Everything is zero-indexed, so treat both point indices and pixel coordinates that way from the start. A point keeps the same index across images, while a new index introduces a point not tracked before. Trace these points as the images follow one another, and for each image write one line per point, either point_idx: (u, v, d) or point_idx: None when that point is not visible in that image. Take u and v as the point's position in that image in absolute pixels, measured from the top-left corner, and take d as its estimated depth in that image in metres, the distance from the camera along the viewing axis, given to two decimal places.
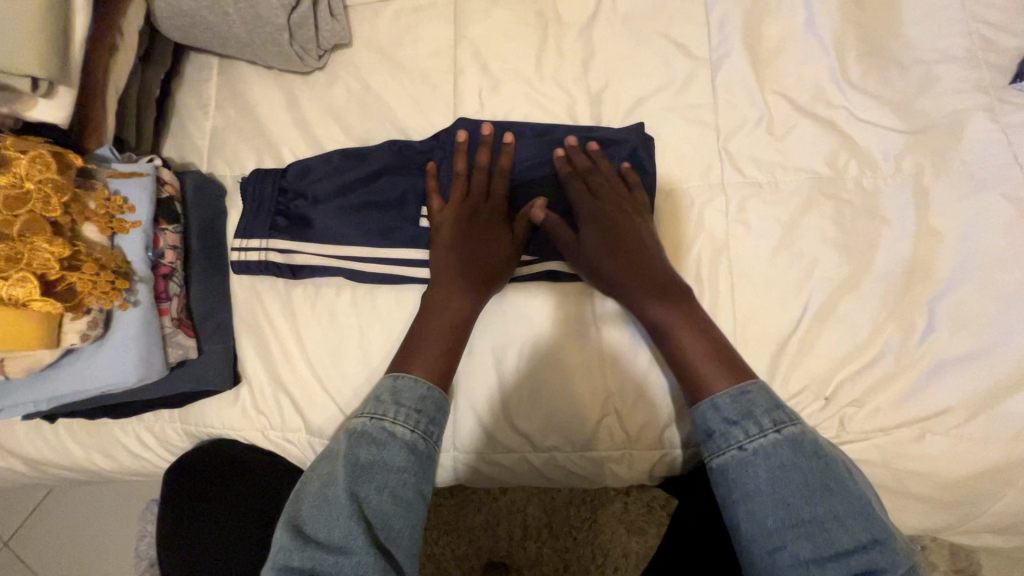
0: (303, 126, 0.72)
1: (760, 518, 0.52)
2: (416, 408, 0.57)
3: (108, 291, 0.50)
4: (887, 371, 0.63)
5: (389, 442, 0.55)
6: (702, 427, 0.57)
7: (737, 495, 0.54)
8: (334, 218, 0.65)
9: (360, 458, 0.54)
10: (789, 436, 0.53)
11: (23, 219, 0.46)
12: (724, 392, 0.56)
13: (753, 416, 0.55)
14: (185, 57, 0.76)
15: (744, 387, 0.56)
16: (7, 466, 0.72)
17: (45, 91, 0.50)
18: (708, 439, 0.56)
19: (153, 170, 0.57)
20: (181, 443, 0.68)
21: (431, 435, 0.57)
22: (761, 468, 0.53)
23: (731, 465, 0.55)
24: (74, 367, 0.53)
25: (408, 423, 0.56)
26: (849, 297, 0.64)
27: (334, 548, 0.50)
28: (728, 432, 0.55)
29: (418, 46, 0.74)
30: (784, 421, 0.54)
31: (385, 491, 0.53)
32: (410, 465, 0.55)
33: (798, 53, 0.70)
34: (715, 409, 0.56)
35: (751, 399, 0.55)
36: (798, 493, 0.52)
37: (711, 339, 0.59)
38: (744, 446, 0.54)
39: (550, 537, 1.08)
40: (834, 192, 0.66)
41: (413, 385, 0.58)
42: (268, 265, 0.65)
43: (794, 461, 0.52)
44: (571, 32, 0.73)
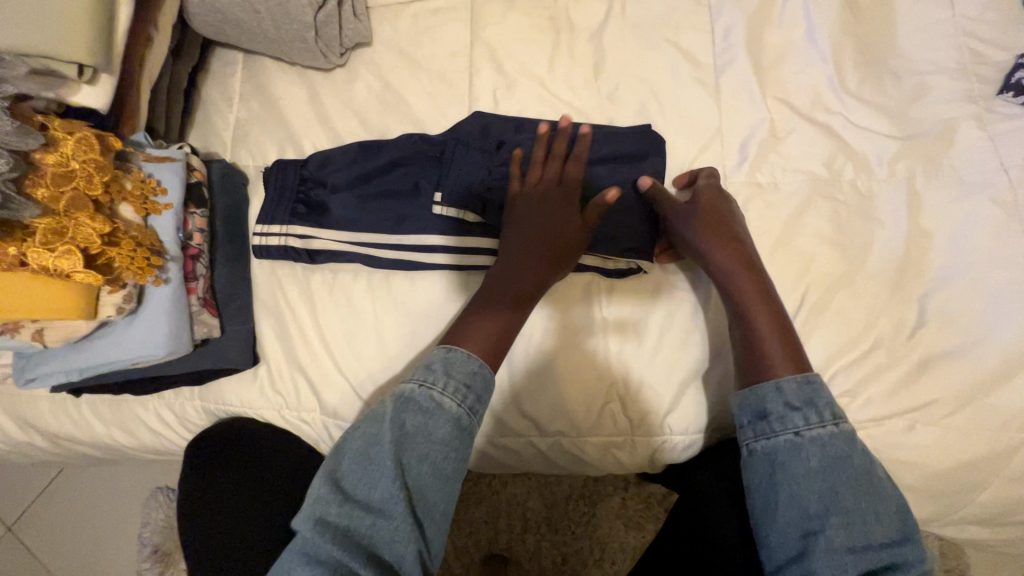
0: (324, 120, 0.75)
1: (804, 504, 0.54)
2: (465, 383, 0.58)
3: (143, 267, 0.53)
4: (879, 364, 0.66)
5: (436, 414, 0.55)
6: (759, 408, 0.59)
7: (781, 478, 0.56)
8: (349, 206, 0.68)
9: (406, 424, 0.55)
10: (845, 430, 0.56)
11: (68, 195, 0.49)
12: (790, 379, 0.58)
13: (815, 405, 0.57)
14: (213, 52, 0.79)
15: (809, 377, 0.58)
16: (28, 441, 0.74)
17: (89, 77, 0.52)
18: (763, 421, 0.58)
19: (184, 156, 0.60)
20: (200, 420, 0.71)
21: (476, 413, 0.57)
22: (814, 456, 0.55)
23: (783, 448, 0.56)
24: (108, 339, 0.55)
25: (456, 397, 0.56)
26: (845, 293, 0.67)
27: (371, 508, 0.53)
28: (787, 417, 0.57)
29: (436, 46, 0.77)
30: (842, 416, 0.57)
31: (425, 462, 0.54)
32: (453, 440, 0.55)
33: (799, 62, 0.73)
34: (779, 392, 0.58)
35: (816, 389, 0.58)
36: (846, 484, 0.54)
37: (786, 334, 0.61)
38: (801, 432, 0.56)
39: (549, 530, 1.10)
40: (830, 194, 0.70)
41: (463, 360, 0.58)
42: (287, 250, 0.68)
43: (846, 454, 0.55)
44: (583, 37, 0.77)
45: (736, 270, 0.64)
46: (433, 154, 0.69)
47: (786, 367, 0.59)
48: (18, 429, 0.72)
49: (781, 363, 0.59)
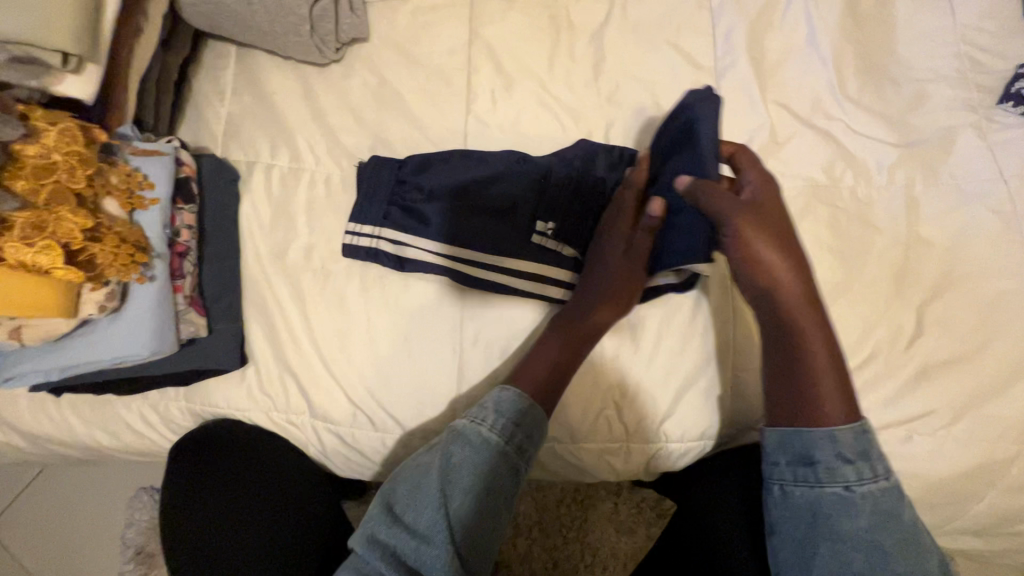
0: (318, 116, 0.74)
1: (847, 559, 0.54)
2: (515, 421, 0.58)
3: (127, 265, 0.51)
4: (876, 373, 0.65)
5: (483, 449, 0.56)
6: (807, 455, 0.56)
7: (824, 532, 0.55)
8: (446, 219, 0.67)
9: (454, 457, 0.56)
10: (895, 487, 0.55)
11: (49, 188, 0.47)
12: (846, 429, 0.55)
13: (869, 459, 0.55)
14: (204, 44, 0.77)
15: (863, 425, 0.56)
16: (5, 441, 0.71)
17: (74, 66, 0.50)
18: (812, 469, 0.56)
19: (173, 150, 0.59)
20: (184, 422, 0.69)
21: (522, 451, 0.58)
22: (862, 512, 0.55)
23: (830, 500, 0.56)
24: (90, 338, 0.54)
25: (504, 433, 0.58)
26: (843, 300, 0.66)
27: (417, 535, 0.53)
28: (838, 469, 0.55)
29: (433, 43, 0.76)
30: (893, 470, 0.56)
31: (468, 495, 0.55)
32: (497, 476, 0.56)
33: (800, 67, 0.73)
34: (832, 441, 0.55)
35: (869, 441, 0.56)
36: (892, 542, 0.54)
37: (840, 371, 0.57)
38: (852, 486, 0.55)
39: (540, 534, 1.09)
40: (830, 200, 0.69)
41: (513, 398, 0.59)
42: (376, 253, 0.67)
43: (894, 511, 0.55)
44: (582, 37, 0.76)
45: (788, 294, 0.56)
46: (440, 156, 0.69)
47: (838, 409, 0.56)
48: None
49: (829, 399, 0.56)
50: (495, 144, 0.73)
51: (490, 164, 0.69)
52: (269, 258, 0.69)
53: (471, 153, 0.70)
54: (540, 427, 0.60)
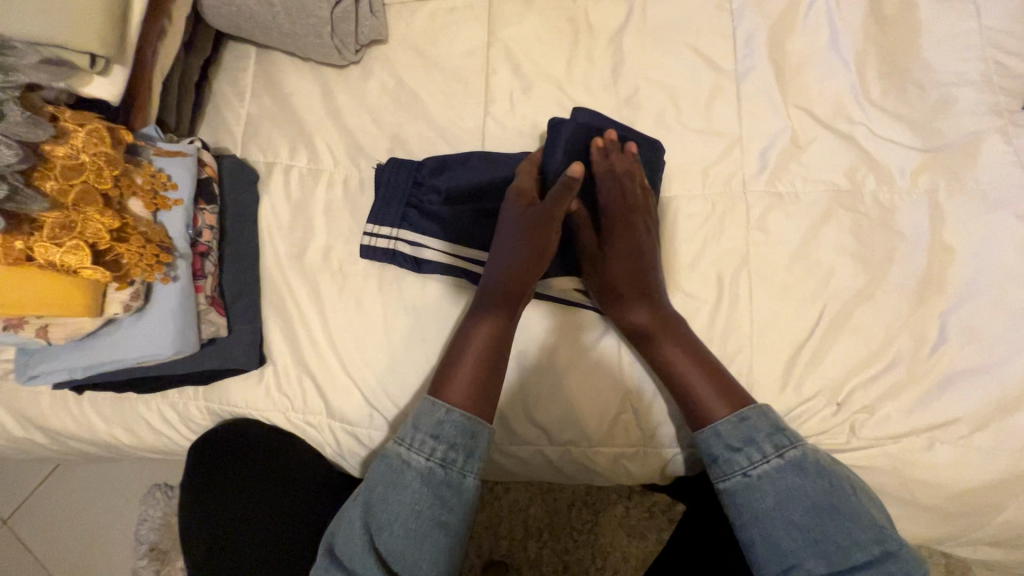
0: (337, 118, 0.74)
1: (775, 543, 0.56)
2: (432, 434, 0.57)
3: (152, 264, 0.51)
4: (897, 381, 0.64)
5: (403, 472, 0.56)
6: (706, 454, 0.61)
7: (747, 519, 0.58)
8: (465, 221, 0.68)
9: (375, 487, 0.56)
10: (791, 459, 0.57)
11: (78, 189, 0.48)
12: (725, 420, 0.60)
13: (755, 441, 0.58)
14: (225, 46, 0.78)
15: (743, 414, 0.60)
16: (28, 438, 0.72)
17: (101, 68, 0.51)
18: (714, 466, 0.60)
19: (195, 151, 0.59)
20: (203, 421, 0.70)
21: (449, 463, 0.56)
22: (769, 493, 0.57)
23: (739, 488, 0.59)
24: (115, 336, 0.54)
25: (422, 451, 0.56)
26: (865, 307, 0.66)
27: (354, 572, 0.54)
28: (732, 459, 0.59)
29: (452, 45, 0.76)
30: (785, 444, 0.58)
31: (396, 524, 0.54)
32: (423, 494, 0.55)
33: (821, 71, 0.72)
34: (717, 436, 0.60)
35: (751, 425, 0.59)
36: (807, 516, 0.55)
37: (710, 367, 0.62)
38: (749, 471, 0.58)
39: (550, 537, 1.09)
40: (851, 205, 0.68)
41: (431, 409, 0.58)
42: (395, 254, 0.67)
43: (797, 484, 0.56)
44: (601, 40, 0.76)
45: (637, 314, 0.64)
46: (459, 158, 0.69)
47: (721, 406, 0.61)
48: (18, 425, 0.71)
49: (708, 396, 0.61)
50: (513, 147, 0.73)
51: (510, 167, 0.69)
52: (288, 259, 0.69)
53: (492, 156, 0.70)
54: (466, 435, 0.57)
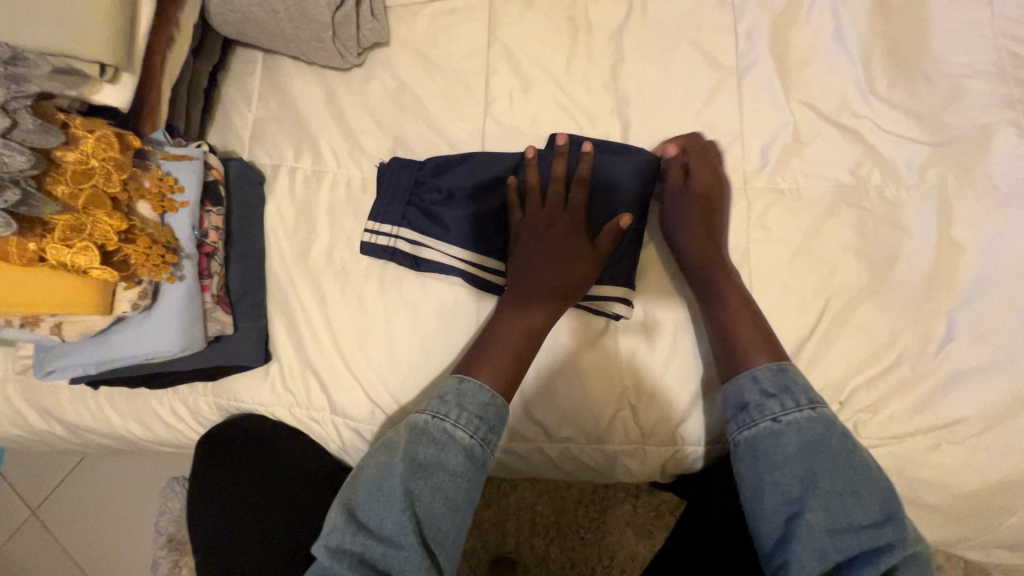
0: (340, 120, 0.76)
1: (787, 488, 0.57)
2: (478, 414, 0.61)
3: (158, 264, 0.53)
4: (903, 379, 0.63)
5: (449, 445, 0.59)
6: (737, 400, 0.61)
7: (763, 464, 0.58)
8: (464, 221, 0.68)
9: (418, 456, 0.58)
10: (822, 414, 0.58)
11: (88, 192, 0.50)
12: (763, 365, 0.61)
13: (789, 391, 0.59)
14: (233, 51, 0.80)
15: (783, 366, 0.61)
16: (48, 431, 0.76)
17: (110, 76, 0.53)
18: (743, 411, 0.60)
19: (202, 155, 0.61)
20: (212, 415, 0.72)
21: (488, 443, 0.60)
22: (793, 439, 0.57)
23: (762, 434, 0.59)
24: (135, 328, 0.56)
25: (468, 428, 0.60)
26: (870, 304, 0.64)
27: (383, 538, 0.56)
28: (763, 405, 0.59)
29: (453, 47, 0.77)
30: (818, 400, 0.59)
31: (437, 494, 0.57)
32: (464, 470, 0.59)
33: (826, 64, 0.71)
34: (754, 381, 0.60)
35: (789, 377, 0.60)
36: (825, 467, 0.56)
37: (761, 327, 0.63)
38: (778, 417, 0.58)
39: (557, 534, 1.10)
40: (856, 201, 0.67)
41: (476, 391, 0.61)
42: (395, 253, 0.68)
43: (821, 435, 0.57)
44: (601, 38, 0.76)
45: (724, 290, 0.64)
46: (463, 156, 0.70)
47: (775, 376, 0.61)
48: (39, 419, 0.74)
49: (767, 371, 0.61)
50: (513, 147, 0.73)
51: (496, 168, 0.70)
52: (293, 259, 0.71)
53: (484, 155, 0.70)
54: (504, 419, 0.62)
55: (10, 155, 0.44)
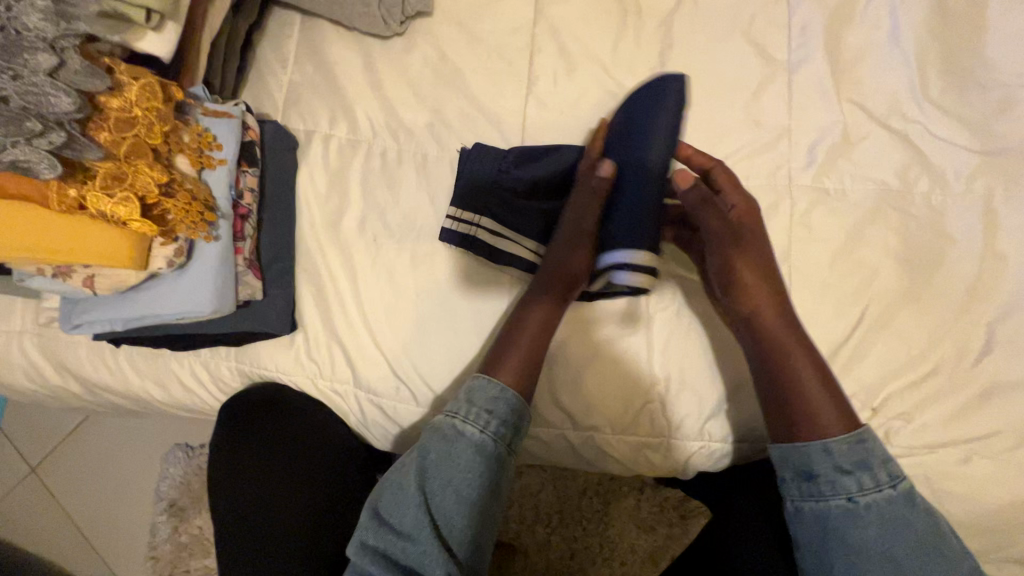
0: (378, 89, 0.74)
1: (861, 571, 0.56)
2: (488, 409, 0.60)
3: (196, 221, 0.52)
4: (937, 389, 0.63)
5: (459, 441, 0.59)
6: (808, 471, 0.59)
7: (838, 543, 0.57)
8: (529, 220, 0.70)
9: (430, 453, 0.59)
10: (902, 492, 0.57)
11: (129, 141, 0.48)
12: (840, 439, 0.58)
13: (869, 468, 0.57)
14: (271, 11, 0.77)
15: (861, 436, 0.58)
16: (63, 388, 0.74)
17: (156, 23, 0.50)
18: (813, 484, 0.59)
19: (240, 113, 0.59)
20: (233, 382, 0.71)
21: (500, 437, 0.60)
22: (870, 522, 0.57)
23: (835, 511, 0.58)
24: (151, 294, 0.55)
25: (478, 422, 0.60)
26: (909, 312, 0.64)
27: (403, 534, 0.57)
28: (841, 481, 0.58)
29: (497, 21, 0.75)
30: (899, 476, 0.57)
31: (449, 489, 0.58)
32: (474, 465, 0.59)
33: (879, 65, 0.69)
34: (827, 453, 0.58)
35: (868, 448, 0.57)
36: (904, 550, 0.55)
37: (818, 363, 0.61)
38: (855, 496, 0.57)
39: (559, 524, 1.10)
40: (901, 206, 0.66)
41: (486, 386, 0.61)
42: (468, 240, 0.66)
43: (902, 516, 0.56)
44: (650, 23, 0.74)
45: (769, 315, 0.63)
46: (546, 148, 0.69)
47: (830, 409, 0.59)
48: (55, 375, 0.72)
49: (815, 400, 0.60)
50: (553, 129, 0.72)
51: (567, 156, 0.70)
52: (324, 228, 0.69)
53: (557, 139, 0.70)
54: (516, 412, 0.61)
55: (55, 96, 0.42)
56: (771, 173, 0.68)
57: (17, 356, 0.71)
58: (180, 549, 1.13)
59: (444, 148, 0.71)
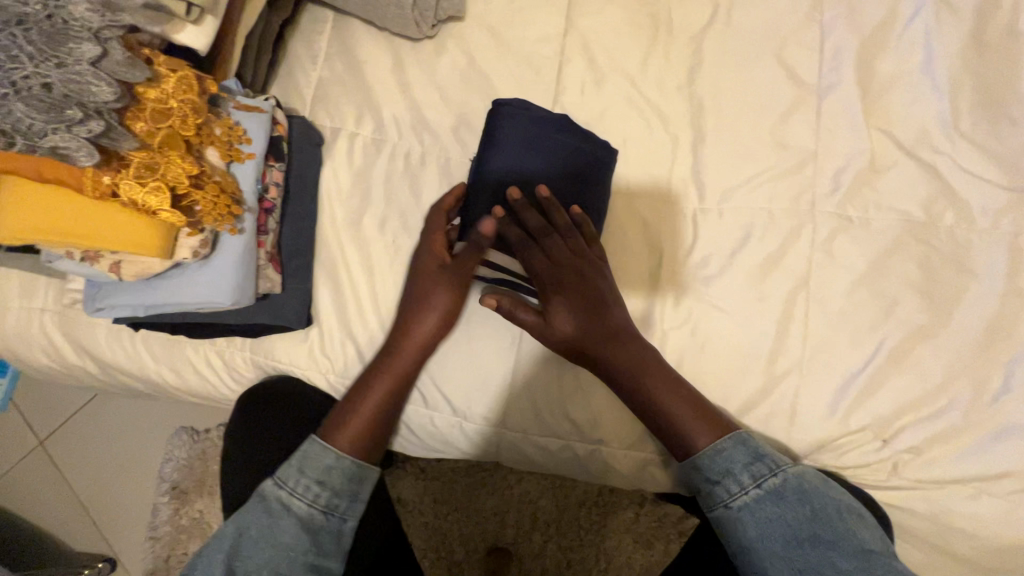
0: (405, 90, 0.74)
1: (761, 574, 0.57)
2: (318, 480, 0.60)
3: (224, 214, 0.53)
4: (951, 425, 0.62)
5: (282, 515, 0.58)
6: (692, 484, 0.61)
7: (736, 549, 0.58)
8: None
9: (250, 528, 0.57)
10: (769, 488, 0.57)
11: (163, 132, 0.49)
12: (706, 452, 0.59)
13: (732, 473, 0.58)
14: (304, 7, 0.78)
15: (718, 446, 0.59)
16: (78, 367, 0.75)
17: (195, 17, 0.51)
18: (698, 496, 0.61)
19: (271, 108, 0.60)
20: (246, 372, 0.71)
21: (329, 510, 0.60)
22: (748, 524, 0.57)
23: (722, 520, 0.59)
24: (173, 282, 0.55)
25: (304, 496, 0.59)
26: (926, 346, 0.63)
27: None
28: (713, 491, 0.59)
29: (528, 30, 0.75)
30: (762, 474, 0.58)
31: (265, 567, 0.56)
32: (297, 541, 0.58)
33: (910, 94, 0.69)
34: (696, 469, 0.60)
35: (727, 456, 0.58)
36: (786, 545, 0.56)
37: (681, 389, 0.61)
38: (729, 503, 0.58)
39: (557, 532, 1.10)
40: (925, 238, 0.65)
41: (321, 453, 0.61)
42: None
43: (776, 511, 0.57)
44: (680, 39, 0.74)
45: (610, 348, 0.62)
46: None
47: (701, 434, 0.60)
48: (72, 353, 0.74)
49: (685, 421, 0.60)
50: None
51: (553, 160, 0.65)
52: (345, 225, 0.70)
53: (546, 140, 0.65)
54: (348, 483, 0.62)
55: (97, 85, 0.42)
56: (794, 197, 0.68)
57: (36, 333, 0.72)
58: (179, 531, 1.14)
59: (468, 152, 0.72)
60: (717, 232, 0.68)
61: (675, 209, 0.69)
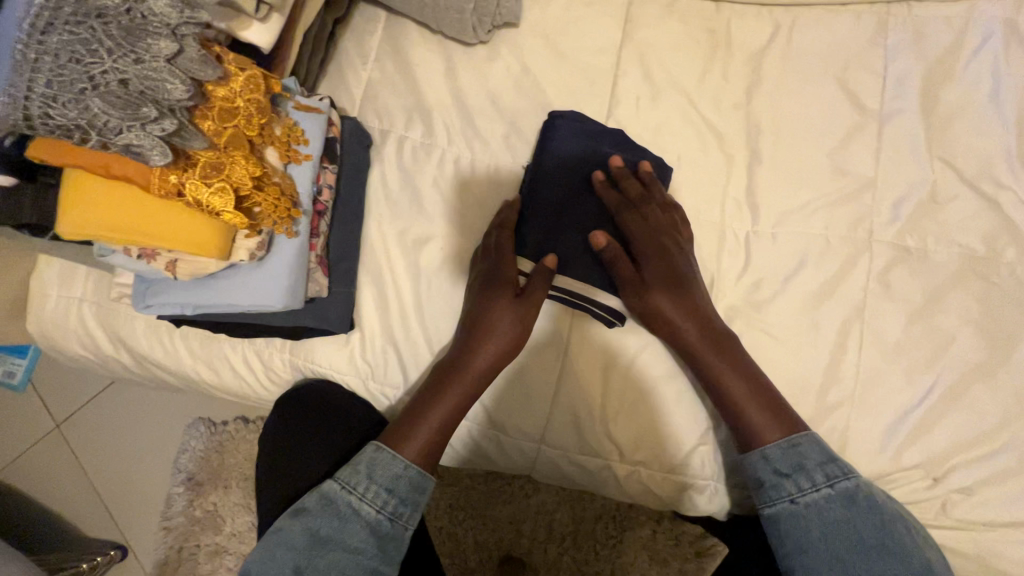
0: (456, 95, 0.73)
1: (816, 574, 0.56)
2: (387, 487, 0.60)
3: (284, 217, 0.52)
4: (1005, 467, 0.60)
5: (353, 519, 0.59)
6: (753, 477, 0.60)
7: (790, 546, 0.58)
8: None
9: (319, 530, 0.58)
10: (841, 491, 0.57)
11: (230, 132, 0.48)
12: (774, 444, 0.59)
13: (804, 469, 0.58)
14: (356, 6, 0.77)
15: (793, 440, 0.59)
16: (112, 358, 0.75)
17: (263, 15, 0.50)
18: (760, 489, 0.60)
19: (327, 109, 0.60)
20: (284, 373, 0.71)
21: (397, 517, 0.60)
22: (813, 522, 0.57)
23: (782, 515, 0.59)
24: (225, 282, 0.55)
25: (375, 503, 0.59)
26: (981, 384, 0.62)
27: None
28: (779, 484, 0.59)
29: (583, 40, 0.74)
30: (837, 476, 0.57)
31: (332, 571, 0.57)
32: (366, 546, 0.58)
33: (975, 125, 0.67)
34: (764, 460, 0.59)
35: (802, 452, 0.58)
36: (849, 549, 0.56)
37: (752, 378, 0.61)
38: (796, 499, 0.58)
39: (572, 545, 1.08)
40: (986, 273, 0.64)
41: (389, 461, 0.61)
42: None
43: (845, 515, 0.56)
44: (739, 57, 0.72)
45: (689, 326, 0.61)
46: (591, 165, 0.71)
47: (771, 426, 0.59)
48: (108, 345, 0.73)
49: (755, 411, 0.60)
50: None
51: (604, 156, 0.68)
52: (391, 230, 0.69)
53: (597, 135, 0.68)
54: (418, 492, 0.61)
55: (172, 82, 0.41)
56: (851, 225, 0.66)
57: (74, 323, 0.71)
58: (193, 523, 1.13)
59: (518, 162, 0.71)
60: (771, 257, 0.66)
61: (728, 230, 0.68)
